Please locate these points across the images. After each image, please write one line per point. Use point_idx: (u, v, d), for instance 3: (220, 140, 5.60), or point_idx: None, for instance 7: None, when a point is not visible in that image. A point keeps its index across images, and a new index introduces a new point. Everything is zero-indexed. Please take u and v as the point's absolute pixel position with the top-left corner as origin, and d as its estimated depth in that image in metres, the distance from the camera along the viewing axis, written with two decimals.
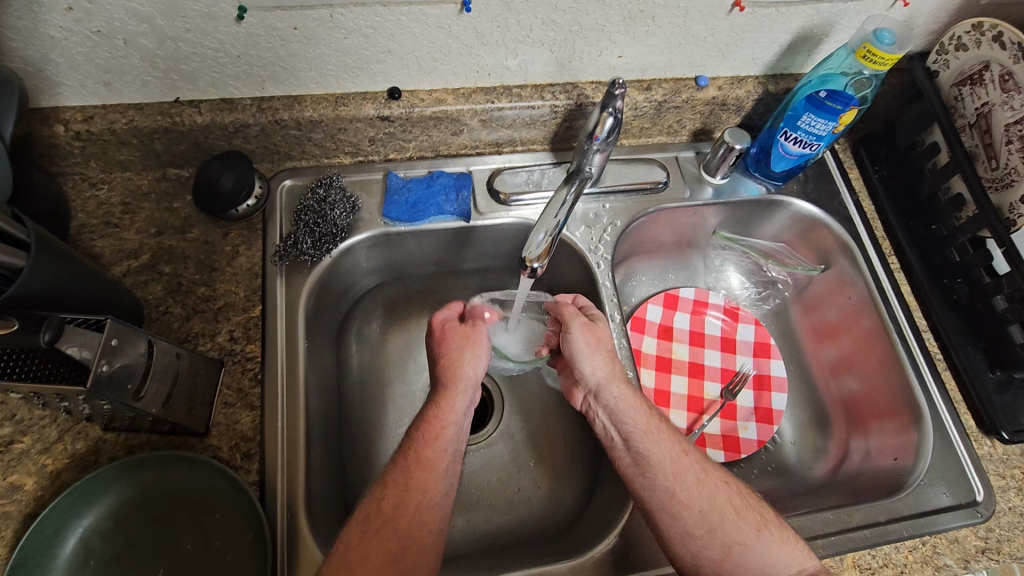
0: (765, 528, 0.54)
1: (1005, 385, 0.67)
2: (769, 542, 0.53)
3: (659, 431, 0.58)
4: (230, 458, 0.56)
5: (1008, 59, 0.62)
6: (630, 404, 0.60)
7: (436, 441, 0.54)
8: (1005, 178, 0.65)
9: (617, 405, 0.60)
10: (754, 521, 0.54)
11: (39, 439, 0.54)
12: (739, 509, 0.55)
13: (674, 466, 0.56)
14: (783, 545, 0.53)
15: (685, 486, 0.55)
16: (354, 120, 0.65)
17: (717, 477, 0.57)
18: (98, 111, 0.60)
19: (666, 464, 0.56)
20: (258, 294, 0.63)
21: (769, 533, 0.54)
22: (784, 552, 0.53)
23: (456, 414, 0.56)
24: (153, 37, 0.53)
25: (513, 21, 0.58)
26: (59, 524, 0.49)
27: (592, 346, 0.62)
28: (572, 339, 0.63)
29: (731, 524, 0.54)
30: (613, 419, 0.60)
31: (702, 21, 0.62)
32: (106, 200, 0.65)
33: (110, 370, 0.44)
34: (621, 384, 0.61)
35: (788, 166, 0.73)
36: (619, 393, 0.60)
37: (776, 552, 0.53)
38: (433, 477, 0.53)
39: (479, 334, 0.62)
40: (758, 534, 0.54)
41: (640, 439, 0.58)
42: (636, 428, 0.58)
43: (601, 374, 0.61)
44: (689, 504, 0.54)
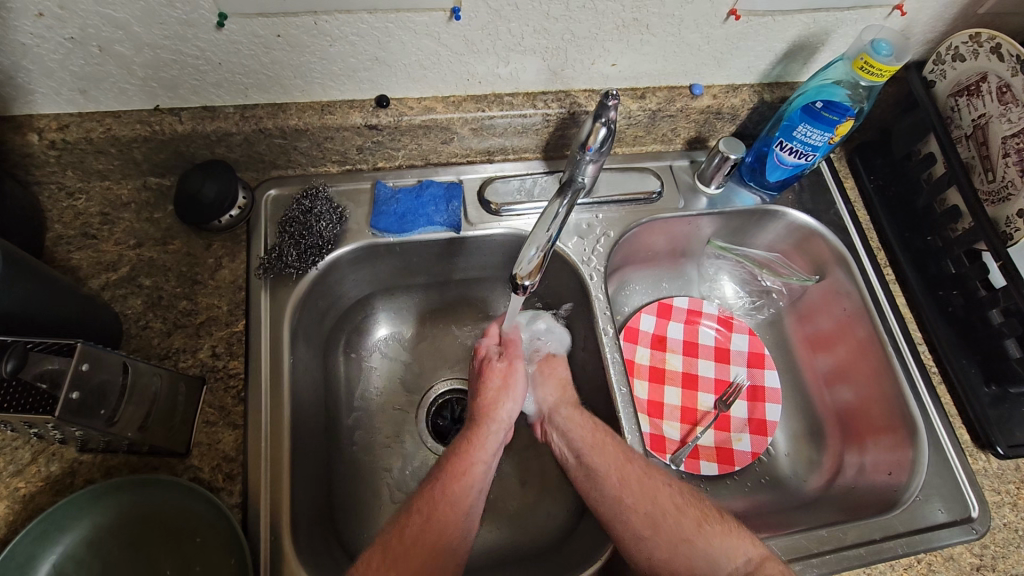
0: (706, 523, 0.55)
1: (1000, 399, 0.67)
2: (713, 537, 0.54)
3: (605, 439, 0.61)
4: (211, 479, 0.54)
5: (1006, 71, 0.61)
6: (574, 421, 0.64)
7: (465, 476, 0.56)
8: (1003, 191, 0.64)
9: (566, 425, 0.64)
10: (696, 518, 0.56)
11: (12, 461, 0.52)
12: (682, 508, 0.56)
13: (619, 472, 0.58)
14: (725, 537, 0.54)
15: (631, 490, 0.57)
16: (341, 129, 0.63)
17: (660, 479, 0.58)
18: (73, 120, 0.57)
19: (613, 474, 0.58)
20: (241, 307, 0.61)
21: (710, 527, 0.55)
22: (729, 545, 0.54)
23: (485, 454, 0.59)
24: (129, 44, 0.51)
25: (504, 29, 0.57)
26: (32, 551, 0.47)
27: (545, 377, 0.70)
28: (533, 373, 0.71)
29: (673, 521, 0.56)
30: (563, 439, 0.64)
31: (697, 29, 0.61)
32: (84, 211, 0.63)
33: (81, 396, 0.42)
34: (566, 405, 0.66)
35: (783, 176, 0.72)
36: (565, 413, 0.65)
37: (717, 546, 0.54)
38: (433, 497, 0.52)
39: (515, 376, 0.66)
40: (700, 529, 0.55)
41: (585, 451, 0.60)
42: (581, 440, 0.62)
43: (551, 400, 0.68)
44: (636, 508, 0.56)
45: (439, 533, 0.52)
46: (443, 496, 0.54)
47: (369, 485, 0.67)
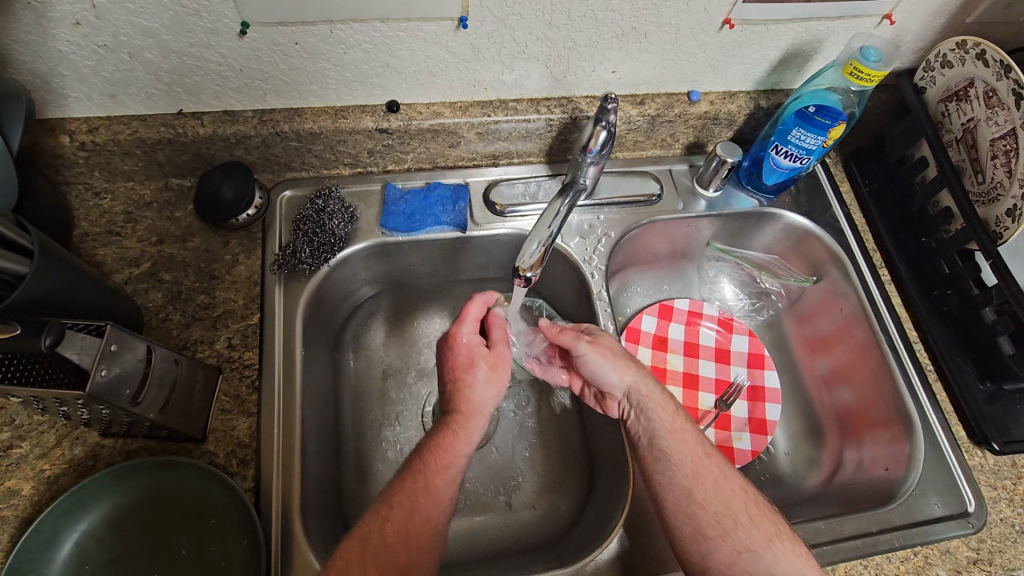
0: (778, 539, 0.54)
1: (995, 396, 0.68)
2: (781, 553, 0.53)
3: (685, 434, 0.59)
4: (226, 464, 0.56)
5: (991, 77, 0.63)
6: (658, 400, 0.61)
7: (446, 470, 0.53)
8: (992, 192, 0.66)
9: (646, 406, 0.60)
10: (768, 531, 0.54)
11: (38, 444, 0.55)
12: (755, 518, 0.55)
13: (693, 464, 0.57)
14: (793, 558, 0.52)
15: (704, 485, 0.56)
16: (353, 132, 0.66)
17: (736, 485, 0.56)
18: (102, 123, 0.61)
19: (687, 464, 0.57)
20: (256, 302, 0.64)
21: (782, 544, 0.53)
22: (793, 565, 0.52)
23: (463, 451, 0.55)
24: (158, 51, 0.55)
25: (510, 37, 0.60)
26: (56, 528, 0.50)
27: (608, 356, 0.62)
28: (593, 363, 0.62)
29: (745, 532, 0.54)
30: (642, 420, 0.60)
31: (694, 38, 0.64)
32: (109, 210, 0.66)
33: (108, 375, 0.45)
34: (646, 380, 0.62)
35: (780, 179, 0.74)
36: (644, 391, 0.61)
37: (783, 564, 0.52)
38: (429, 496, 0.52)
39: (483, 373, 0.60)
40: (772, 544, 0.53)
41: (665, 438, 0.58)
42: (660, 426, 0.59)
43: (629, 378, 0.61)
44: (705, 505, 0.55)
45: (463, 449, 0.56)
46: (459, 416, 0.57)
47: (376, 478, 0.69)
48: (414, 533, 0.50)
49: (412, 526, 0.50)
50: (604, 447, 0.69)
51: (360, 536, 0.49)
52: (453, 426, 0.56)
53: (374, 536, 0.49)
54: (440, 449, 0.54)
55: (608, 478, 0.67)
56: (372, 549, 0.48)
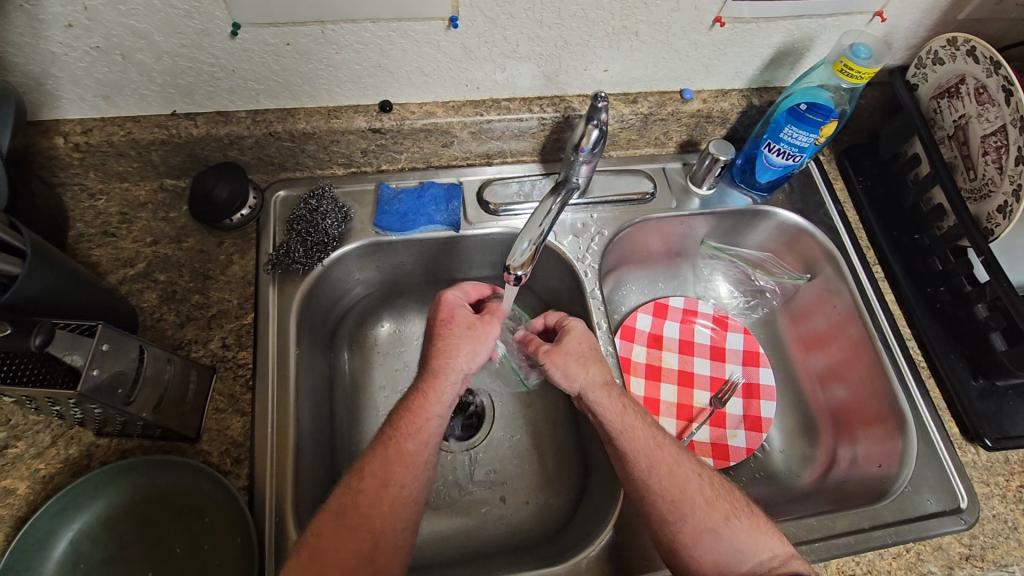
0: (734, 516, 0.54)
1: (988, 392, 0.68)
2: (741, 530, 0.53)
3: (636, 429, 0.58)
4: (219, 462, 0.56)
5: (982, 73, 0.63)
6: (607, 406, 0.59)
7: (418, 435, 0.54)
8: (984, 189, 0.66)
9: (598, 408, 0.59)
10: (724, 510, 0.54)
11: (33, 444, 0.55)
12: (710, 499, 0.55)
13: (648, 456, 0.56)
14: (755, 533, 0.53)
15: (659, 475, 0.55)
16: (346, 132, 0.66)
17: (690, 468, 0.56)
18: (96, 124, 0.61)
19: (642, 458, 0.56)
20: (250, 302, 0.64)
21: (738, 521, 0.54)
22: (754, 539, 0.53)
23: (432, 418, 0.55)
24: (150, 53, 0.55)
25: (501, 37, 0.60)
26: (50, 528, 0.50)
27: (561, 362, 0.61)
28: (548, 370, 0.62)
29: (701, 513, 0.54)
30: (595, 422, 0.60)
31: (685, 36, 0.64)
32: (104, 210, 0.67)
33: (101, 375, 0.45)
34: (598, 386, 0.60)
35: (773, 176, 0.74)
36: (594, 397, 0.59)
37: (745, 540, 0.53)
38: (409, 473, 0.53)
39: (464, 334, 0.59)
40: (727, 522, 0.54)
41: (617, 436, 0.57)
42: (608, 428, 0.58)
43: (579, 383, 0.60)
44: (661, 494, 0.55)
45: (436, 411, 0.56)
46: (433, 375, 0.57)
47: None
48: (385, 505, 0.51)
49: (382, 499, 0.51)
50: (598, 445, 0.69)
51: (331, 513, 0.50)
52: (428, 389, 0.56)
53: (349, 510, 0.50)
54: (411, 412, 0.55)
55: (602, 476, 0.67)
56: (347, 526, 0.49)
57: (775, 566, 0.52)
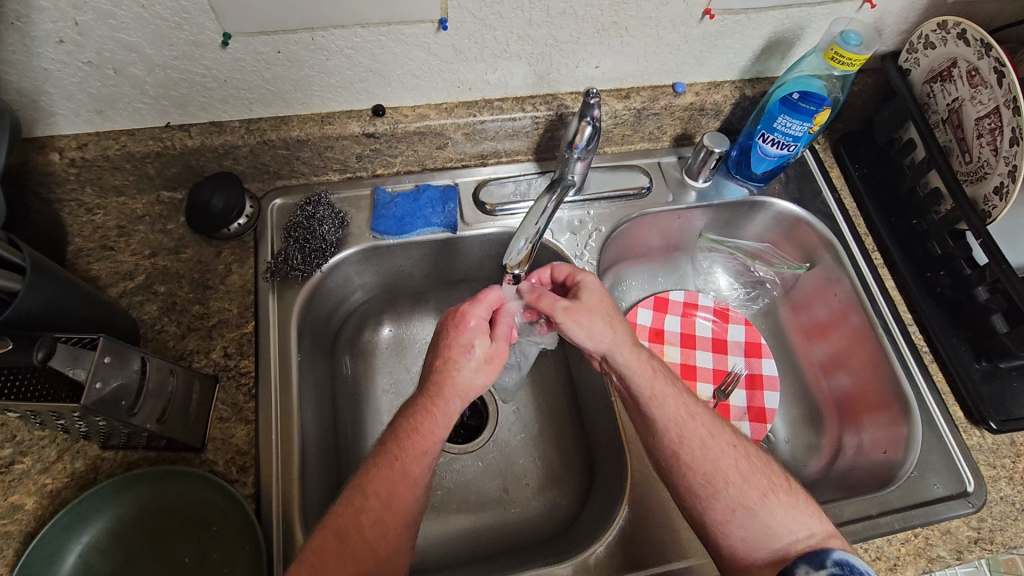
0: (772, 493, 0.53)
1: (991, 375, 0.68)
2: (777, 506, 0.52)
3: (666, 397, 0.56)
4: (226, 471, 0.57)
5: (973, 55, 0.63)
6: (637, 367, 0.56)
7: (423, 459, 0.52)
8: (979, 171, 0.66)
9: (630, 374, 0.56)
10: (761, 486, 0.53)
11: (39, 459, 0.55)
12: (746, 473, 0.54)
13: (678, 429, 0.54)
14: (789, 510, 0.52)
15: (690, 449, 0.54)
16: (341, 138, 0.67)
17: (725, 440, 0.55)
18: (91, 139, 0.62)
19: (671, 430, 0.55)
20: (251, 310, 0.65)
21: (776, 498, 0.53)
22: (791, 517, 0.52)
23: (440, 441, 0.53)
24: (142, 66, 0.55)
25: (490, 37, 0.60)
26: (59, 541, 0.50)
27: (585, 321, 0.58)
28: (569, 330, 0.58)
29: (737, 489, 0.53)
30: (624, 385, 0.57)
31: (675, 30, 0.64)
32: (101, 225, 0.67)
33: (104, 389, 0.46)
34: (625, 348, 0.57)
35: (769, 167, 0.75)
36: (623, 358, 0.57)
37: (779, 514, 0.52)
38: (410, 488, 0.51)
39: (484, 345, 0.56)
40: (765, 499, 0.53)
41: (645, 404, 0.56)
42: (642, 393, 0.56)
43: (605, 343, 0.57)
44: (695, 467, 0.54)
45: (442, 431, 0.53)
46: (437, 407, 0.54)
47: None
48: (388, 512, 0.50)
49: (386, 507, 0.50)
50: (603, 442, 0.69)
51: (333, 530, 0.49)
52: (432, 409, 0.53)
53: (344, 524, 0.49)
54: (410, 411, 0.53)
55: (608, 472, 0.67)
56: (348, 542, 0.49)
57: (811, 543, 0.51)
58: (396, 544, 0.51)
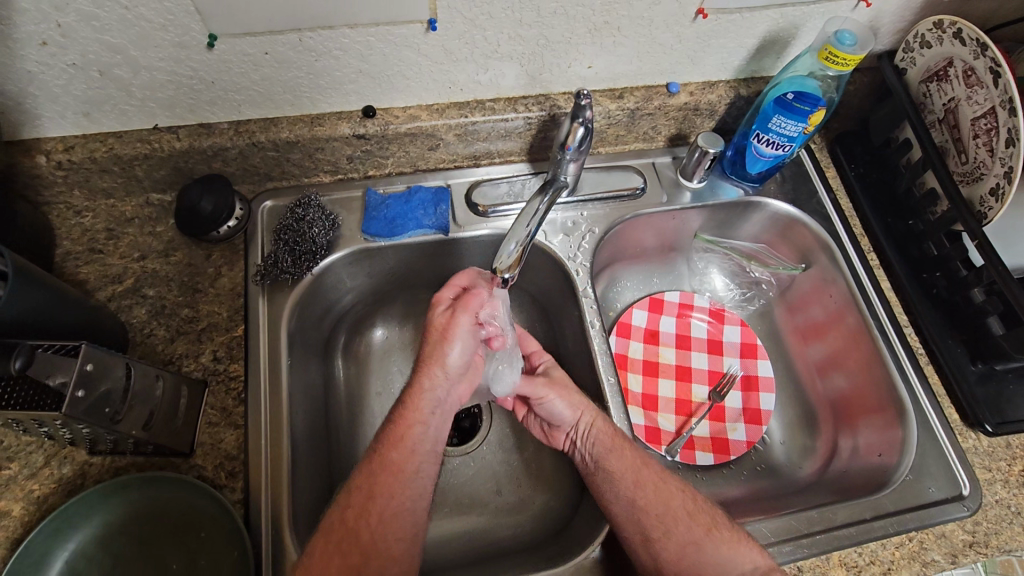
0: (716, 530, 0.56)
1: (987, 377, 0.67)
2: (720, 542, 0.55)
3: (628, 453, 0.59)
4: (214, 477, 0.56)
5: (969, 55, 0.62)
6: (605, 434, 0.60)
7: (402, 443, 0.54)
8: (976, 172, 0.65)
9: (598, 439, 0.60)
10: (705, 524, 0.56)
11: (26, 464, 0.55)
12: (693, 514, 0.57)
13: (634, 474, 0.58)
14: (734, 545, 0.54)
15: (644, 492, 0.58)
16: (331, 139, 0.66)
17: (674, 485, 0.59)
18: (78, 141, 0.61)
19: (628, 476, 0.58)
20: (241, 313, 0.64)
21: (719, 533, 0.55)
22: (737, 551, 0.54)
23: (422, 414, 0.55)
24: (127, 67, 0.55)
25: (481, 37, 0.59)
26: (45, 549, 0.50)
27: (563, 393, 0.63)
28: (550, 403, 0.62)
29: (685, 527, 0.56)
30: (592, 455, 0.61)
31: (668, 29, 0.63)
32: (90, 227, 0.66)
33: (87, 396, 0.45)
34: (597, 418, 0.62)
35: (764, 167, 0.74)
36: (594, 425, 0.61)
37: (723, 550, 0.54)
38: (398, 488, 0.53)
39: (460, 325, 0.58)
40: (709, 535, 0.55)
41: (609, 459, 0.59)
42: (607, 452, 0.60)
43: (579, 415, 0.62)
44: (647, 509, 0.57)
45: (420, 415, 0.56)
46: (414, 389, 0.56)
47: None
48: (374, 517, 0.52)
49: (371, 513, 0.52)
50: None
51: (325, 538, 0.50)
52: (407, 397, 0.56)
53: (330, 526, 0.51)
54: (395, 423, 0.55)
55: None
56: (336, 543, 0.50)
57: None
58: (388, 549, 0.52)
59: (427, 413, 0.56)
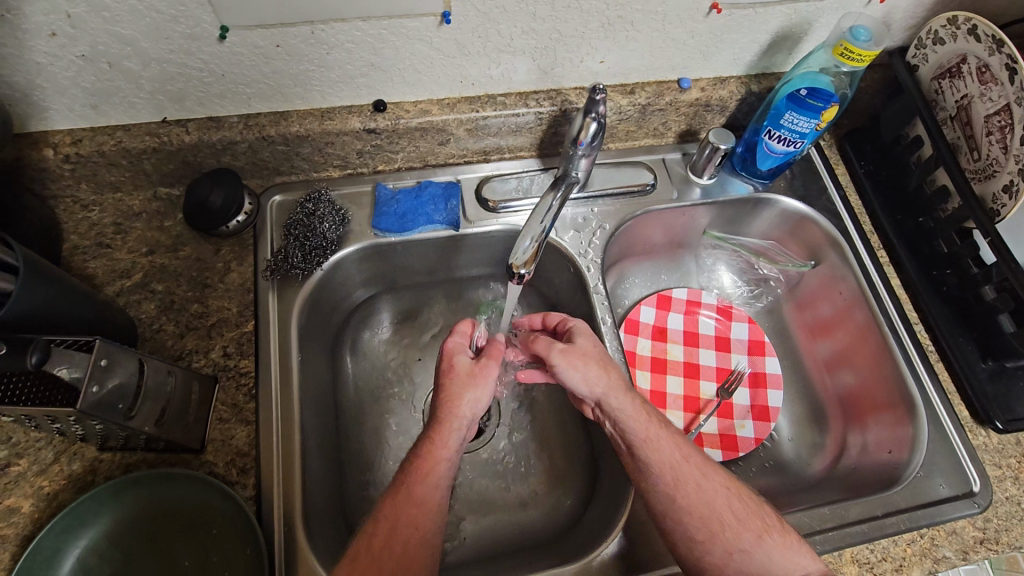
0: (766, 534, 0.53)
1: (997, 374, 0.67)
2: (772, 548, 0.52)
3: (661, 441, 0.56)
4: (226, 473, 0.56)
5: (984, 51, 0.62)
6: (631, 412, 0.57)
7: (428, 478, 0.52)
8: (988, 169, 0.65)
9: (623, 419, 0.57)
10: (755, 527, 0.53)
11: (36, 461, 0.54)
12: (741, 515, 0.54)
13: (673, 471, 0.55)
14: (785, 551, 0.52)
15: (685, 491, 0.54)
16: (342, 134, 0.65)
17: (716, 482, 0.55)
18: (86, 134, 0.60)
19: (666, 471, 0.55)
20: (250, 309, 0.64)
21: (771, 538, 0.53)
22: (786, 557, 0.52)
23: (449, 451, 0.54)
24: (137, 59, 0.54)
25: (494, 31, 0.59)
26: (56, 546, 0.49)
27: (578, 363, 0.59)
28: (561, 372, 0.59)
29: (731, 532, 0.53)
30: (619, 432, 0.57)
31: (681, 24, 0.63)
32: (97, 222, 0.66)
33: (100, 392, 0.45)
34: (620, 393, 0.58)
35: (775, 164, 0.74)
36: (617, 403, 0.57)
37: (777, 558, 0.52)
38: (422, 512, 0.51)
39: (487, 371, 0.57)
40: (760, 540, 0.52)
41: (640, 447, 0.56)
42: (636, 435, 0.57)
43: (600, 388, 0.58)
44: (690, 511, 0.53)
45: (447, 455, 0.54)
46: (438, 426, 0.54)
47: (378, 480, 0.69)
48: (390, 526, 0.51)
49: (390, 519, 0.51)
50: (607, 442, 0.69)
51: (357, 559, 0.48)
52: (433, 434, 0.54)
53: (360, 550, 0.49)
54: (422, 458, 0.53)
55: (612, 473, 0.67)
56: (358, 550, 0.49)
57: None
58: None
59: (454, 449, 0.54)
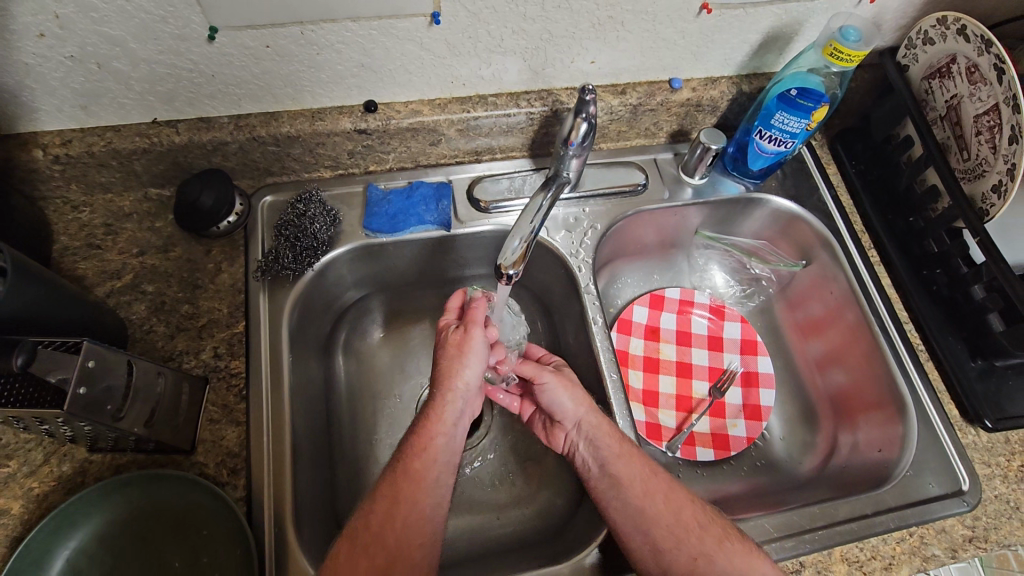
0: (727, 540, 0.54)
1: (987, 373, 0.68)
2: (733, 554, 0.53)
3: (634, 456, 0.59)
4: (216, 473, 0.56)
5: (973, 52, 0.62)
6: (604, 431, 0.60)
7: (424, 454, 0.54)
8: (977, 169, 0.65)
9: (596, 436, 0.60)
10: (717, 534, 0.54)
11: (25, 462, 0.54)
12: (705, 524, 0.55)
13: (644, 483, 0.57)
14: (745, 557, 0.53)
15: (654, 501, 0.56)
16: (332, 134, 0.65)
17: (683, 495, 0.57)
18: (76, 135, 0.60)
19: (636, 484, 0.57)
20: (241, 310, 0.64)
21: (731, 544, 0.54)
22: (748, 562, 0.52)
23: (445, 426, 0.55)
24: (126, 60, 0.54)
25: (484, 31, 0.59)
26: (44, 548, 0.49)
27: (565, 385, 0.62)
28: (545, 390, 0.62)
29: (695, 538, 0.54)
30: (591, 451, 0.60)
31: (672, 24, 0.63)
32: (88, 222, 0.66)
33: (89, 393, 0.45)
34: (595, 415, 0.61)
35: (766, 164, 0.74)
36: (594, 422, 0.60)
37: (737, 564, 0.52)
38: (421, 492, 0.52)
39: (474, 340, 0.58)
40: (721, 546, 0.53)
41: (613, 462, 0.58)
42: (609, 453, 0.59)
43: (578, 410, 0.61)
44: (656, 518, 0.56)
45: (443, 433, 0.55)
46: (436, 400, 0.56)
47: (369, 481, 0.69)
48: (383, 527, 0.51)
49: (381, 521, 0.51)
50: None
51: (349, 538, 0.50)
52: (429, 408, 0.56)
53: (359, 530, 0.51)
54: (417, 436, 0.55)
55: None
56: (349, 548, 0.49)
57: None
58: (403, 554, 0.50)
59: (450, 424, 0.55)
